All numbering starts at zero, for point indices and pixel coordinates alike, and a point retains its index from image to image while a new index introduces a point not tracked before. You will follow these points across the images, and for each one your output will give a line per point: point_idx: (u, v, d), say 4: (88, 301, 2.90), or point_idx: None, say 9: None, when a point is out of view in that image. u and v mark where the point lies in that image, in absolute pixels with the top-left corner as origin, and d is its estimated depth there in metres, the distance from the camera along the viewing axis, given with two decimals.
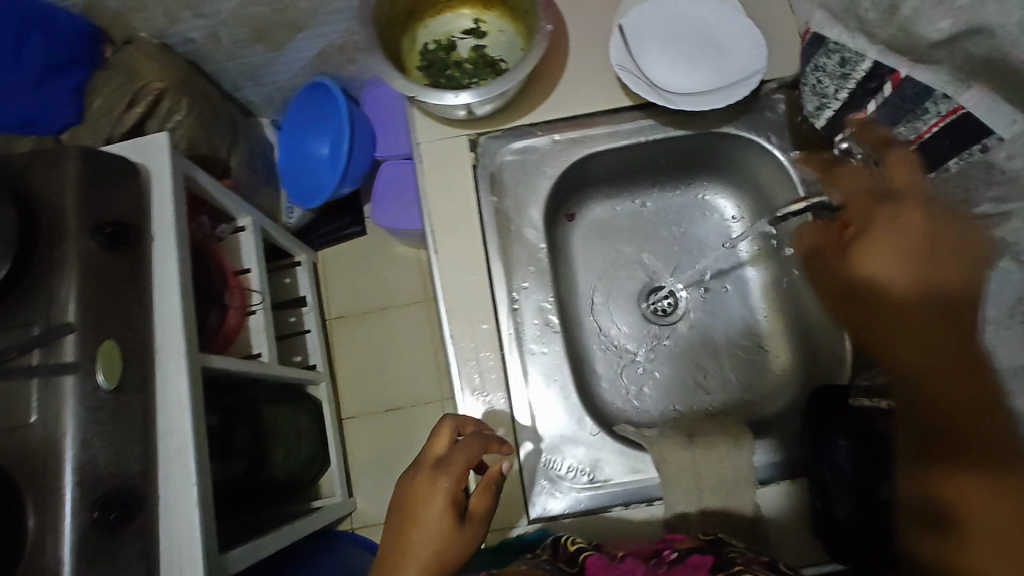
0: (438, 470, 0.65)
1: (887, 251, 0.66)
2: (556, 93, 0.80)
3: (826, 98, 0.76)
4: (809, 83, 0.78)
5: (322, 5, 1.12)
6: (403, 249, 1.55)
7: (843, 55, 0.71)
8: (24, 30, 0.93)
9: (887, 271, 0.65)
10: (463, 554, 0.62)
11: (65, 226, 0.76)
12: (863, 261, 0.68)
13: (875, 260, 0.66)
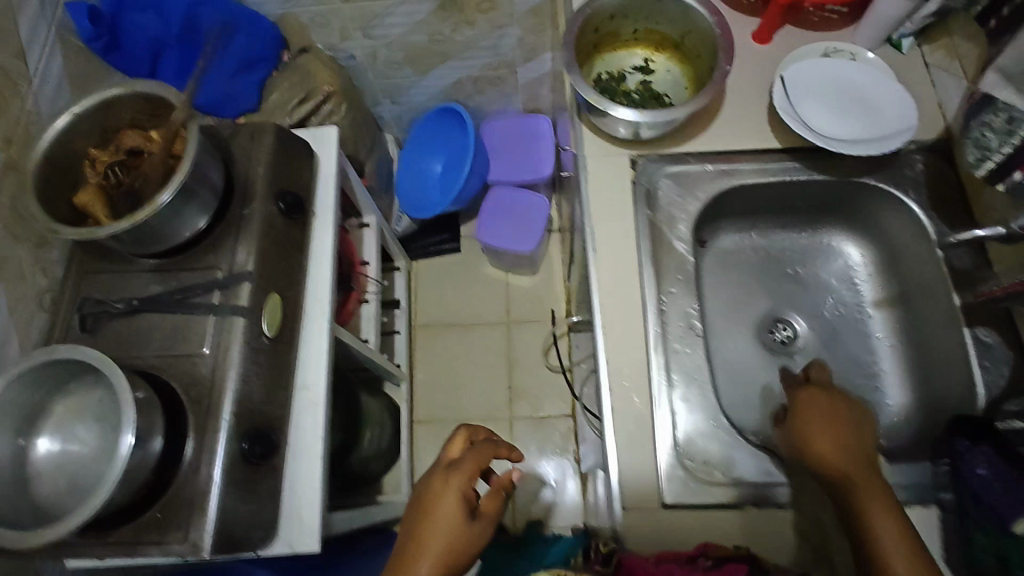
0: (450, 471, 0.69)
1: (840, 431, 0.66)
2: (717, 119, 0.78)
3: (988, 152, 0.72)
4: (971, 136, 0.74)
5: (474, 40, 1.27)
6: (492, 270, 1.63)
7: (1013, 114, 0.69)
8: (234, 28, 1.07)
9: (846, 447, 0.65)
10: (474, 551, 0.65)
11: (256, 189, 0.87)
12: (805, 438, 0.66)
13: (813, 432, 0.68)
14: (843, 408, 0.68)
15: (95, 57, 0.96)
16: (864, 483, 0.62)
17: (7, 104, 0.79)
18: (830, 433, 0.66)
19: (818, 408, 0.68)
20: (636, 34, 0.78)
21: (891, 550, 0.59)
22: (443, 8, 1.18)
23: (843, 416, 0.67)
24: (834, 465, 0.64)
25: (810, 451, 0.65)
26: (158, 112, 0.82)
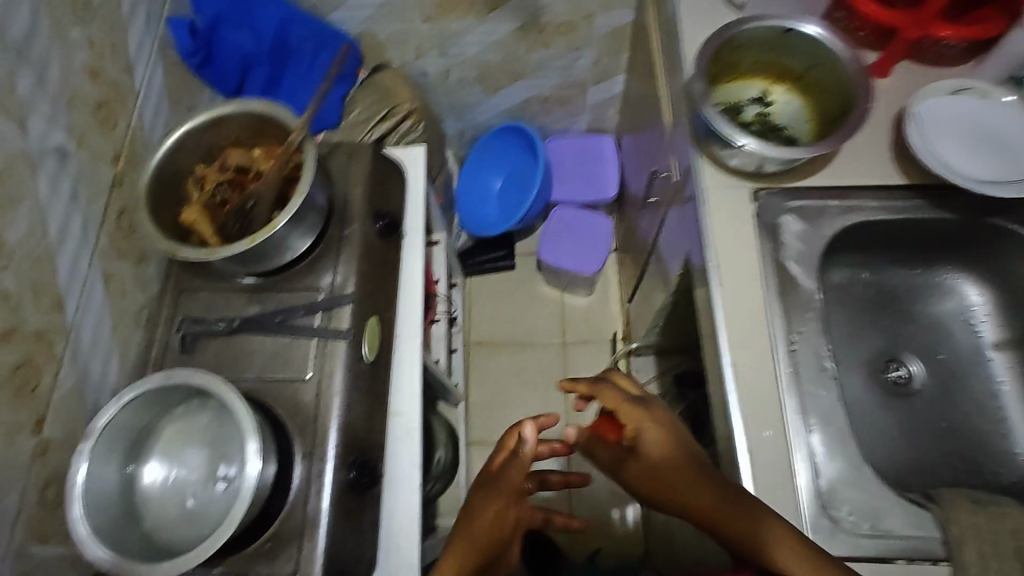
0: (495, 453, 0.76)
1: (678, 454, 0.64)
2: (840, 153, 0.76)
3: None
4: None
5: (549, 60, 1.25)
6: (547, 289, 1.61)
7: None
8: (321, 45, 1.05)
9: (685, 471, 0.63)
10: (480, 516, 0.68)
11: (356, 211, 0.85)
12: (664, 476, 0.63)
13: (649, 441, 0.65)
14: (661, 422, 0.66)
15: (189, 72, 0.95)
16: (729, 508, 0.59)
17: (116, 121, 0.78)
18: (667, 458, 0.64)
19: (647, 438, 0.65)
20: (754, 66, 0.77)
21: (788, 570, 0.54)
22: (523, 29, 1.17)
23: (662, 437, 0.65)
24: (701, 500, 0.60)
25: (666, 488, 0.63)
26: (263, 131, 0.81)
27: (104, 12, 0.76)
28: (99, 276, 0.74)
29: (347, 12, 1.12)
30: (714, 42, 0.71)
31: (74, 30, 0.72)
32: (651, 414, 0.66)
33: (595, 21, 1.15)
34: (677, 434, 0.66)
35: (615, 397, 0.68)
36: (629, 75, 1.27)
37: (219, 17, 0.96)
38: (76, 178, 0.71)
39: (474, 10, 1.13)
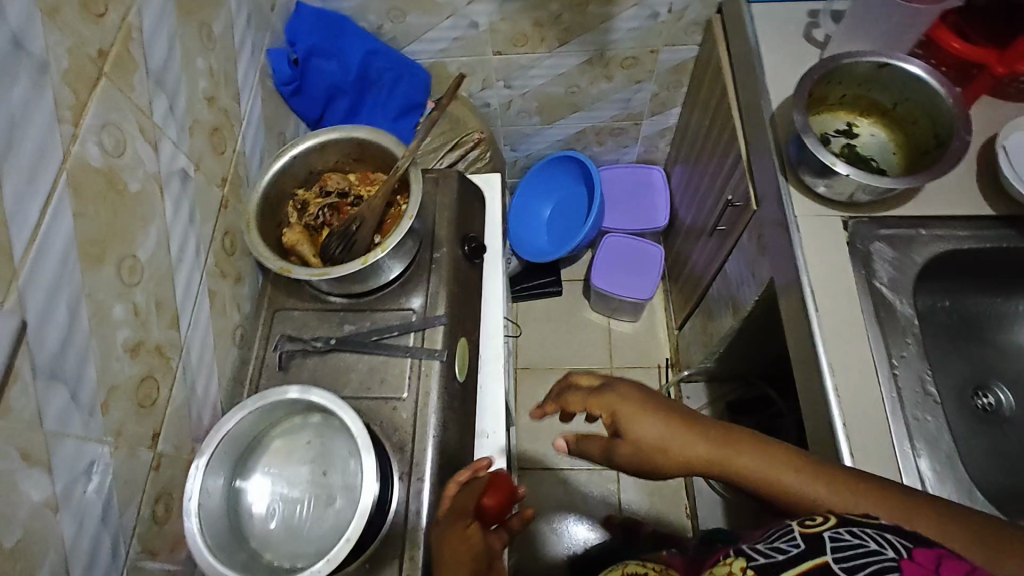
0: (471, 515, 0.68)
1: (663, 422, 0.62)
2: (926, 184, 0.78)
3: None
4: None
5: (608, 93, 1.30)
6: (594, 316, 1.62)
7: None
8: (399, 77, 1.12)
9: (672, 437, 0.61)
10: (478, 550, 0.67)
11: (446, 235, 0.88)
12: (649, 450, 0.61)
13: (644, 428, 0.61)
14: (634, 397, 0.64)
15: (282, 100, 0.98)
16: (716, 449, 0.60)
17: (225, 145, 0.81)
18: (656, 429, 0.61)
19: (624, 421, 0.62)
20: (843, 99, 0.80)
21: (792, 481, 0.57)
22: (589, 64, 1.22)
23: (640, 415, 0.62)
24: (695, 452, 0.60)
25: (664, 459, 0.61)
26: (361, 156, 0.84)
27: (222, 43, 0.80)
28: (207, 294, 0.76)
29: (424, 45, 1.17)
30: (808, 78, 0.75)
31: (198, 58, 0.76)
32: (619, 395, 0.64)
33: (658, 57, 1.20)
34: (649, 399, 0.64)
35: (581, 396, 0.66)
36: (687, 107, 1.31)
37: (314, 49, 1.00)
38: (194, 199, 0.74)
39: (544, 45, 1.17)
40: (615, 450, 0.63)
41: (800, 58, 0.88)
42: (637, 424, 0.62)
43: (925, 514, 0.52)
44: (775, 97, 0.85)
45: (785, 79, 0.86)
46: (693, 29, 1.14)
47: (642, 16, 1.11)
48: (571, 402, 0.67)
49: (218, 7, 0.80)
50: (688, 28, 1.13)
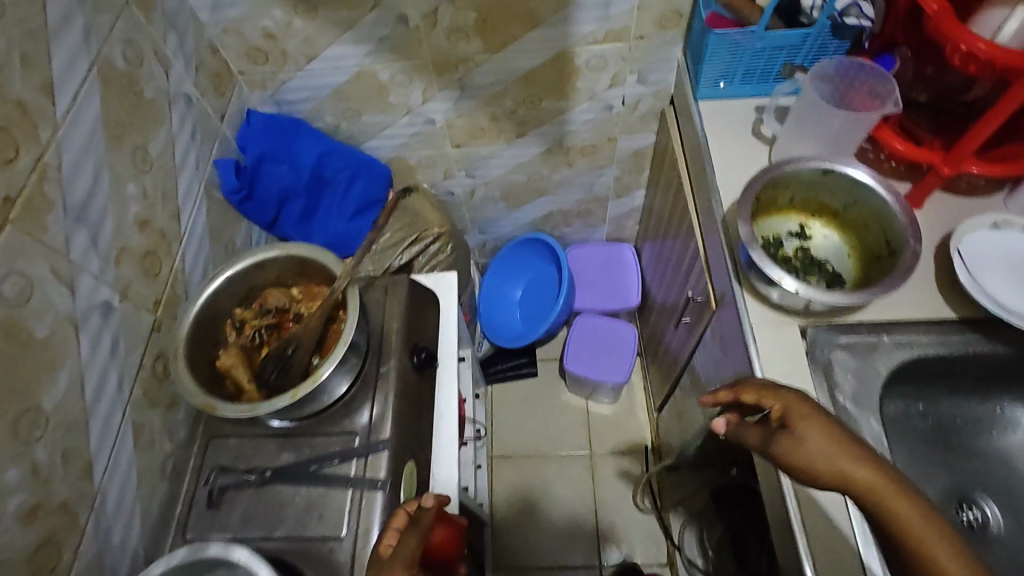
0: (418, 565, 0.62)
1: (839, 436, 0.52)
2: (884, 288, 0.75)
3: None
4: None
5: (571, 178, 1.30)
6: (571, 397, 1.57)
7: None
8: (355, 175, 1.11)
9: (842, 454, 0.51)
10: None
11: (395, 346, 0.85)
12: (809, 460, 0.52)
13: (813, 433, 0.52)
14: (811, 405, 0.55)
15: (231, 208, 0.97)
16: (883, 487, 0.50)
17: (160, 266, 0.78)
18: (831, 441, 0.52)
19: (798, 418, 0.54)
20: (793, 202, 0.79)
21: (957, 569, 0.46)
22: (549, 152, 1.22)
23: (817, 420, 0.53)
24: (857, 479, 0.50)
25: (819, 473, 0.51)
26: (303, 270, 0.82)
27: (160, 163, 0.79)
28: (131, 428, 0.71)
29: (381, 141, 1.17)
30: (753, 186, 0.73)
31: (130, 183, 0.74)
32: (799, 395, 0.56)
33: (617, 144, 1.20)
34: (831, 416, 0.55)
35: (755, 387, 0.58)
36: (651, 189, 1.30)
37: (264, 156, 1.00)
38: (118, 330, 0.70)
39: (502, 137, 1.17)
40: (775, 443, 0.54)
41: (750, 157, 0.87)
42: (807, 433, 0.53)
43: None
44: (726, 196, 0.83)
45: (736, 178, 0.85)
46: (648, 119, 1.14)
47: (597, 109, 1.11)
48: (741, 390, 0.59)
49: (156, 128, 0.79)
50: (643, 118, 1.13)
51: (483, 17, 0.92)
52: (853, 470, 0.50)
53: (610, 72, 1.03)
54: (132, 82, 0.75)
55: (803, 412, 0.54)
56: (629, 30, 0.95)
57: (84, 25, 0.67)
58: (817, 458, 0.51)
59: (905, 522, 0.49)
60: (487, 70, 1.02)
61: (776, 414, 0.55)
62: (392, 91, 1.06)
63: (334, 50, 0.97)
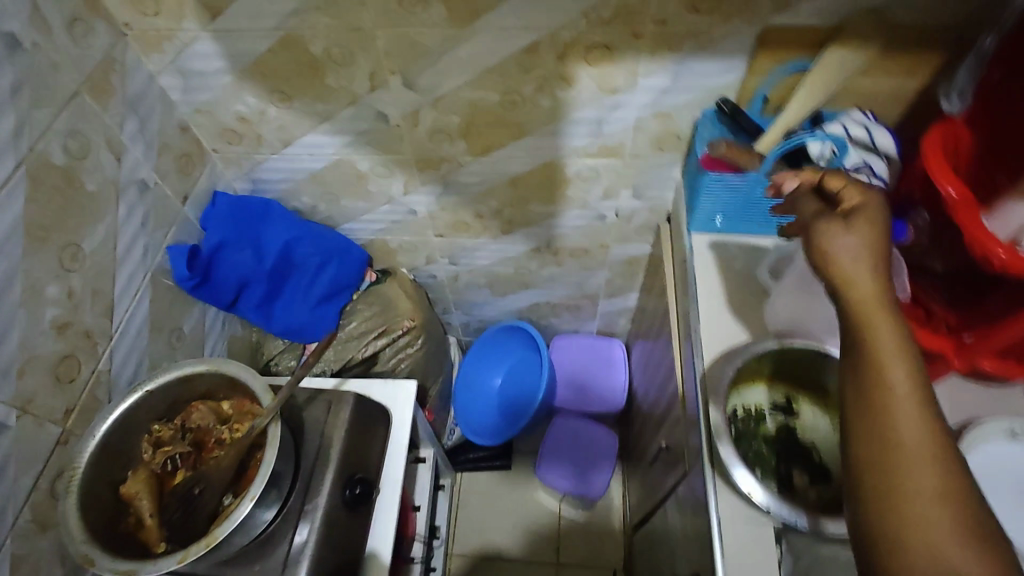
0: None
1: (875, 246, 0.49)
2: None
3: None
4: None
5: (560, 275, 1.23)
6: (544, 496, 1.47)
7: None
8: (325, 261, 1.06)
9: (867, 262, 0.48)
10: None
11: (326, 477, 0.77)
12: (826, 247, 0.50)
13: (852, 236, 0.50)
14: (874, 230, 0.50)
15: (182, 294, 0.91)
16: (877, 310, 0.46)
17: (78, 371, 0.72)
18: (859, 246, 0.49)
19: (862, 216, 0.50)
20: (776, 374, 0.71)
21: (899, 389, 0.42)
22: (537, 250, 1.15)
23: (869, 228, 0.50)
24: (858, 290, 0.47)
25: (831, 265, 0.49)
26: (234, 386, 0.75)
27: (94, 259, 0.74)
28: (10, 560, 0.65)
29: (360, 224, 1.11)
30: (723, 376, 0.68)
31: (52, 285, 0.68)
32: (871, 206, 0.51)
33: (610, 250, 1.13)
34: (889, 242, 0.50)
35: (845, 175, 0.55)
36: (643, 295, 1.22)
37: (223, 243, 0.94)
38: (12, 451, 0.64)
39: (487, 232, 1.11)
40: (816, 221, 0.53)
41: (739, 307, 0.78)
42: (845, 237, 0.50)
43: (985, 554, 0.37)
44: (707, 351, 0.75)
45: (721, 329, 0.76)
46: (644, 230, 1.07)
47: (588, 216, 1.04)
48: (827, 174, 0.56)
49: (95, 222, 0.74)
50: (638, 229, 1.06)
51: (468, 122, 0.86)
52: (863, 286, 0.47)
53: (602, 184, 0.96)
54: (70, 177, 0.69)
55: (868, 221, 0.50)
56: (623, 148, 0.88)
57: (15, 122, 0.62)
58: (837, 225, 0.51)
59: (876, 359, 0.44)
60: (472, 171, 0.96)
61: (847, 203, 0.52)
62: (371, 180, 1.00)
63: (311, 139, 0.92)
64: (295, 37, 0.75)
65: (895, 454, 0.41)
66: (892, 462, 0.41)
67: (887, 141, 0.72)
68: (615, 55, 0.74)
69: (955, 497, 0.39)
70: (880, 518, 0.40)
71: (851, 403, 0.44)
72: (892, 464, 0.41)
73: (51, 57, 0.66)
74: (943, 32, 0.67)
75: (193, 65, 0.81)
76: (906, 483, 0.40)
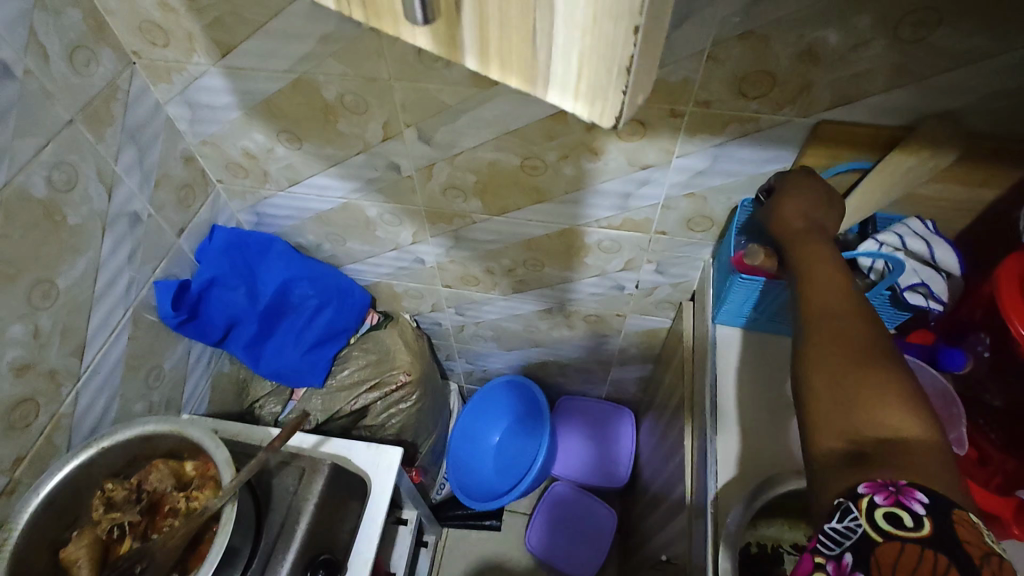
0: None
1: (808, 184, 0.60)
2: None
3: None
4: None
5: (571, 338, 1.15)
6: (531, 566, 1.37)
7: None
8: (322, 304, 1.00)
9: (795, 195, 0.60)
10: None
11: (288, 556, 0.70)
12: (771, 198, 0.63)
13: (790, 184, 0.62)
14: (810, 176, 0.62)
15: (166, 331, 0.86)
16: (800, 228, 0.58)
17: (38, 415, 0.67)
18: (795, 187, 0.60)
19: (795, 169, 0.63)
20: (801, 508, 0.62)
21: (814, 274, 0.53)
22: (548, 311, 1.08)
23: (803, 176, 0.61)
24: (790, 216, 0.59)
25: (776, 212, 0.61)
26: (198, 447, 0.69)
27: (69, 296, 0.69)
28: None
29: (365, 267, 1.06)
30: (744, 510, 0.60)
31: (18, 324, 0.64)
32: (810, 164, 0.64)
33: (626, 321, 1.05)
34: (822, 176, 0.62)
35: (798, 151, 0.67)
36: (658, 369, 1.14)
37: (214, 281, 0.89)
38: None
39: (497, 289, 1.05)
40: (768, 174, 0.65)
41: (765, 420, 0.70)
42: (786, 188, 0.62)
43: (866, 374, 0.44)
44: (723, 469, 0.67)
45: (741, 443, 0.68)
46: (664, 306, 0.99)
47: (606, 286, 0.97)
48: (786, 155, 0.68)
49: (74, 257, 0.69)
50: (658, 303, 0.99)
51: (484, 181, 0.81)
52: (795, 220, 0.58)
53: (624, 256, 0.89)
54: (51, 209, 0.66)
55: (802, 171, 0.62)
56: (650, 224, 0.82)
57: None
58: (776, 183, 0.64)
59: (803, 262, 0.55)
60: (485, 228, 0.90)
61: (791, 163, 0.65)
62: (379, 226, 0.95)
63: (318, 180, 0.87)
64: (308, 80, 0.72)
65: (813, 320, 0.50)
66: (810, 324, 0.50)
67: (949, 257, 0.64)
68: (649, 131, 0.68)
69: (863, 347, 0.46)
70: (802, 371, 0.48)
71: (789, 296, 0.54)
72: (807, 327, 0.50)
73: (45, 85, 0.63)
74: (1014, 145, 0.59)
75: (201, 98, 0.78)
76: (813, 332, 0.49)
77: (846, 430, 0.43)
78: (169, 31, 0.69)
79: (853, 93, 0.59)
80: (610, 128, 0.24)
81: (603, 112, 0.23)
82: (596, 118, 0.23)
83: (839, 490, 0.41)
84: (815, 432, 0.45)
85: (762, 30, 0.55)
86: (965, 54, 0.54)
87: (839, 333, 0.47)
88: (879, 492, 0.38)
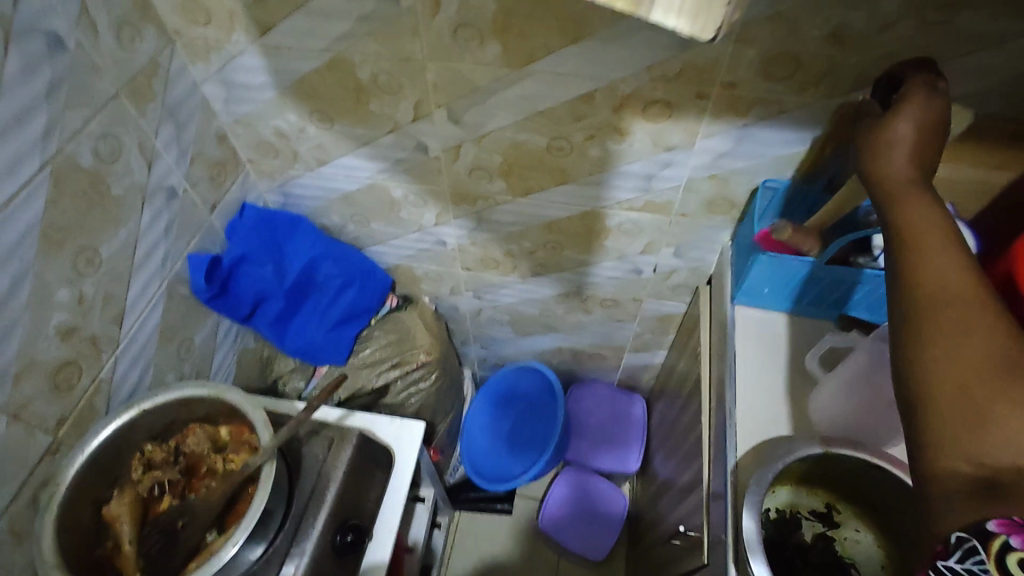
0: None
1: (916, 128, 0.49)
2: None
3: None
4: None
5: (587, 323, 1.17)
6: (542, 550, 1.39)
7: None
8: (347, 283, 1.03)
9: (898, 146, 0.49)
10: None
11: (318, 518, 0.73)
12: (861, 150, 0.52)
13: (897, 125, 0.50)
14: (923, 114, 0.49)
15: (198, 304, 0.89)
16: (908, 187, 0.47)
17: (80, 378, 0.69)
18: (903, 133, 0.49)
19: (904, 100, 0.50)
20: (822, 476, 0.64)
21: (924, 246, 0.44)
22: (566, 295, 1.10)
23: (909, 112, 0.49)
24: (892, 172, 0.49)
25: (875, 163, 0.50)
26: (235, 412, 0.71)
27: (111, 265, 0.72)
28: None
29: (387, 248, 1.08)
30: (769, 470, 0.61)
31: (64, 288, 0.66)
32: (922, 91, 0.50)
33: (642, 305, 1.07)
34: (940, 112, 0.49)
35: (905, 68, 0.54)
36: (672, 355, 1.16)
37: (245, 256, 0.92)
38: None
39: (516, 272, 1.07)
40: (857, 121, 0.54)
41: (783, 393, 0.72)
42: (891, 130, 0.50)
43: (998, 380, 0.36)
44: (740, 440, 0.69)
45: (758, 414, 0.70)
46: (681, 290, 1.01)
47: (624, 269, 0.99)
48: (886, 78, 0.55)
49: (116, 228, 0.72)
50: (675, 288, 1.01)
51: (509, 162, 0.83)
52: (899, 175, 0.48)
53: (644, 239, 0.91)
54: (97, 179, 0.68)
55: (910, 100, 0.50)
56: (671, 206, 0.84)
57: (45, 123, 0.61)
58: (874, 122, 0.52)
59: (908, 231, 0.45)
60: (508, 210, 0.92)
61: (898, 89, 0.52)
62: (403, 208, 0.97)
63: (347, 160, 0.90)
64: (343, 60, 0.74)
65: (924, 304, 0.41)
66: (921, 311, 0.41)
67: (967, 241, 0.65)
68: (675, 112, 0.70)
69: (1001, 346, 0.37)
70: (911, 367, 0.40)
71: (892, 268, 0.45)
72: (916, 314, 0.41)
73: (94, 59, 0.65)
74: None
75: (237, 77, 0.80)
76: (926, 320, 0.40)
77: (978, 446, 0.35)
78: (211, 10, 0.72)
79: (875, 75, 0.61)
80: (710, 43, 0.25)
81: (703, 26, 0.24)
82: (697, 31, 0.24)
83: (959, 519, 0.35)
84: (929, 446, 0.38)
85: (790, 12, 0.57)
86: (987, 38, 0.56)
87: (957, 325, 0.39)
88: (1017, 534, 0.30)
